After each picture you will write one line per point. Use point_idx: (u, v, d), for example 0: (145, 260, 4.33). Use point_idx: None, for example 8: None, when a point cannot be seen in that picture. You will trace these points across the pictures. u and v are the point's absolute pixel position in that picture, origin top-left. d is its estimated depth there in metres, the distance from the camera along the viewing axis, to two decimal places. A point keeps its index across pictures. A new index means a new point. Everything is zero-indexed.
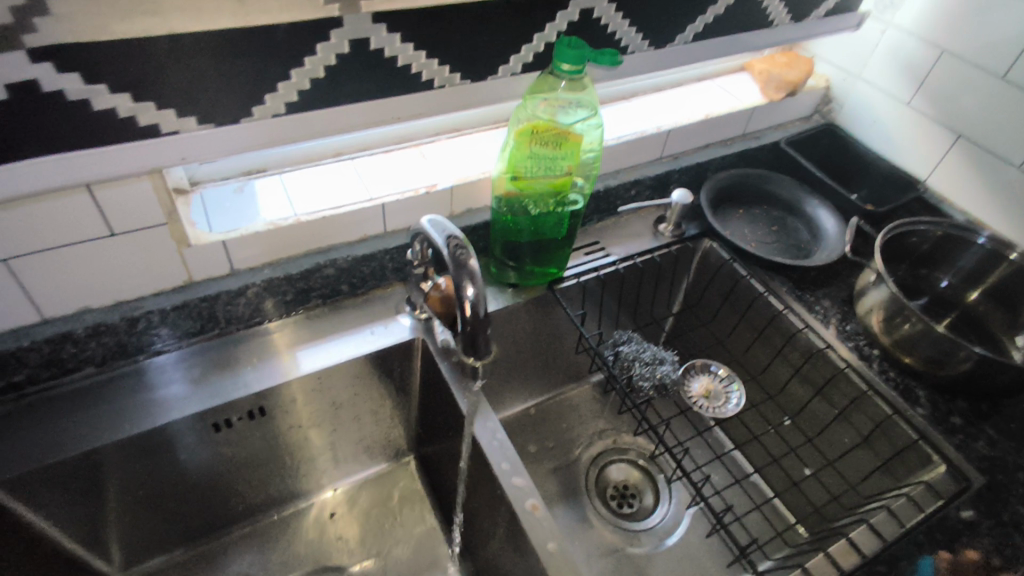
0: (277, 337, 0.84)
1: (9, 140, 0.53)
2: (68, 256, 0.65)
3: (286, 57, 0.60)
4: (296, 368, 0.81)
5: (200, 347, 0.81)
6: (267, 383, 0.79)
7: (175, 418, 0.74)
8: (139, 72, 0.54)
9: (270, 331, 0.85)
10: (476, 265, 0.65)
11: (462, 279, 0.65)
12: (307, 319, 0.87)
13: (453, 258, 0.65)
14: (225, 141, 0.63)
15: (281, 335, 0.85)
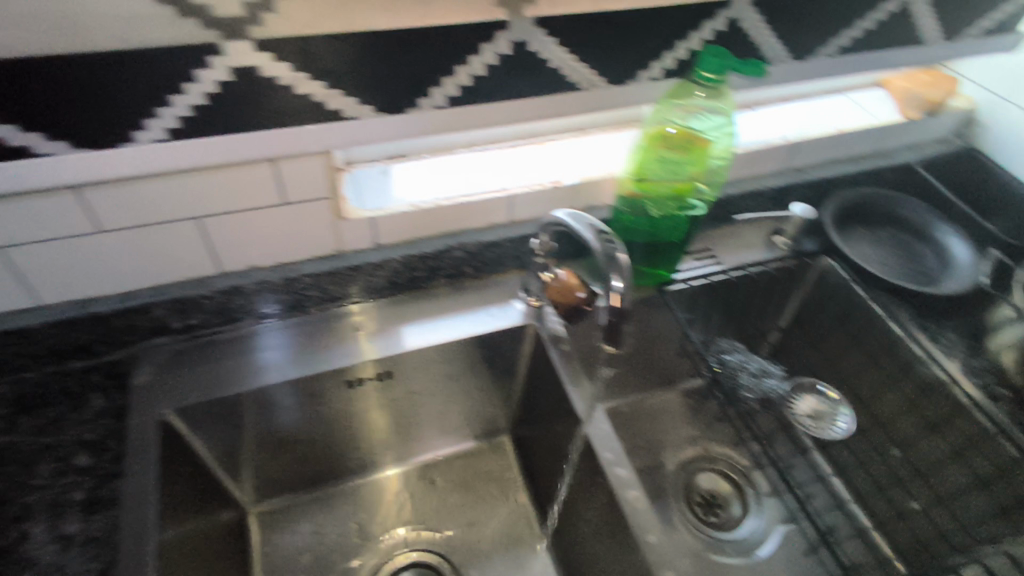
0: (357, 318, 0.90)
1: (226, 118, 0.62)
2: (248, 219, 0.75)
3: (454, 55, 0.64)
4: (376, 351, 0.86)
5: (297, 322, 0.88)
6: (344, 360, 0.85)
7: (266, 383, 0.81)
8: (335, 64, 0.61)
9: (348, 312, 0.90)
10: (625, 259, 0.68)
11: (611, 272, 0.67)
12: (393, 304, 0.92)
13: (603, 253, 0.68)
14: (393, 130, 0.70)
15: (360, 317, 0.90)
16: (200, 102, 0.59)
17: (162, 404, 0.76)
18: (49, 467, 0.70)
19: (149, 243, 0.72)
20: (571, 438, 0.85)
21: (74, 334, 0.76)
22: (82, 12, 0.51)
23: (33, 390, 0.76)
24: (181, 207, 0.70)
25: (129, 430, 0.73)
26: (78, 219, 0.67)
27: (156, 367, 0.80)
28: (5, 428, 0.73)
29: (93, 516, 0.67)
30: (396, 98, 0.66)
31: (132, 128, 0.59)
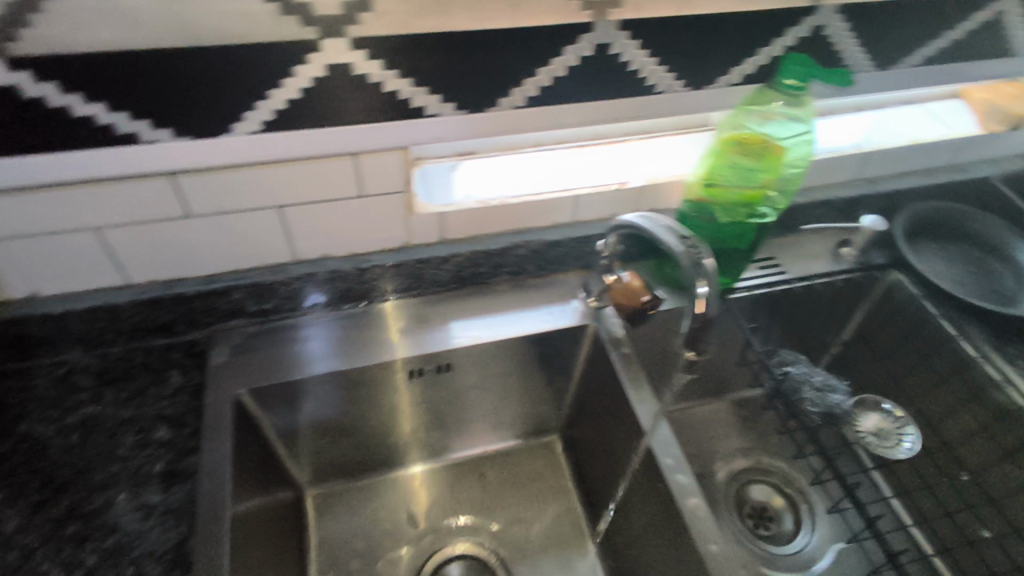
0: (388, 317, 0.91)
1: (316, 112, 0.64)
2: (325, 210, 0.78)
3: (538, 57, 0.65)
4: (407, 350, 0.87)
5: (334, 318, 0.90)
6: (378, 356, 0.86)
7: (306, 374, 0.82)
8: (423, 62, 0.63)
9: (383, 310, 0.91)
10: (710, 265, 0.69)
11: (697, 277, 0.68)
12: (426, 304, 0.93)
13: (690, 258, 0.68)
14: (472, 127, 0.71)
15: (391, 315, 0.91)
16: (294, 96, 0.62)
17: (238, 383, 0.80)
18: (132, 439, 0.74)
19: (232, 230, 0.76)
20: (627, 441, 0.85)
21: (158, 313, 0.79)
22: (196, 9, 0.53)
23: (117, 365, 0.81)
24: (266, 196, 0.73)
25: (205, 408, 0.76)
26: (171, 205, 0.70)
27: (230, 349, 0.83)
28: (91, 399, 0.77)
29: (172, 487, 0.70)
30: (477, 97, 0.67)
31: (230, 120, 0.62)
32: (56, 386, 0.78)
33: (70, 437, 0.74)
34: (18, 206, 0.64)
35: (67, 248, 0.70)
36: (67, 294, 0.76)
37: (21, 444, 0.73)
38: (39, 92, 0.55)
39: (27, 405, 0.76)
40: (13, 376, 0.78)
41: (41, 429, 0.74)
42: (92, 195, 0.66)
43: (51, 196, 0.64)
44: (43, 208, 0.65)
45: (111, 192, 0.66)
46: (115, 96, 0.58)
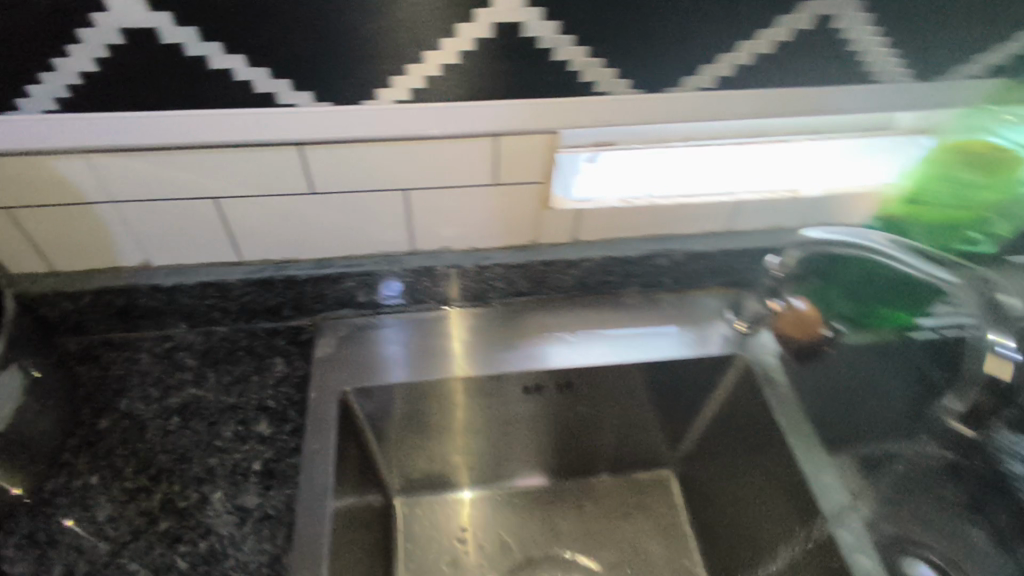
0: (454, 328, 0.80)
1: (472, 82, 0.55)
2: (455, 196, 0.68)
3: (745, 27, 0.53)
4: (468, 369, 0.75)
5: (405, 322, 0.80)
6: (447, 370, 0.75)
7: (384, 382, 0.73)
8: (606, 27, 0.52)
9: (449, 317, 0.81)
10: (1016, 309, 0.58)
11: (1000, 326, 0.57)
12: (505, 316, 0.81)
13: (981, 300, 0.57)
14: (643, 111, 0.59)
15: (457, 327, 0.80)
16: (451, 61, 0.53)
17: (346, 380, 0.73)
18: (232, 430, 0.68)
19: (353, 211, 0.68)
20: (788, 499, 0.72)
21: (267, 295, 0.73)
22: None
23: (221, 345, 0.75)
24: (395, 175, 0.64)
25: (309, 405, 0.69)
26: (296, 179, 0.63)
27: (337, 340, 0.76)
28: (192, 381, 0.72)
29: (270, 491, 0.63)
30: (660, 75, 0.56)
31: (376, 85, 0.54)
32: (159, 362, 0.73)
33: (169, 420, 0.69)
34: (141, 168, 0.59)
35: (184, 217, 0.65)
36: (178, 267, 0.71)
37: (121, 421, 0.68)
38: (179, 38, 0.49)
39: (130, 380, 0.72)
40: (118, 347, 0.74)
41: (141, 408, 0.70)
42: (217, 161, 0.59)
43: (176, 159, 0.59)
44: (166, 172, 0.60)
45: (237, 160, 0.60)
46: (257, 49, 0.50)
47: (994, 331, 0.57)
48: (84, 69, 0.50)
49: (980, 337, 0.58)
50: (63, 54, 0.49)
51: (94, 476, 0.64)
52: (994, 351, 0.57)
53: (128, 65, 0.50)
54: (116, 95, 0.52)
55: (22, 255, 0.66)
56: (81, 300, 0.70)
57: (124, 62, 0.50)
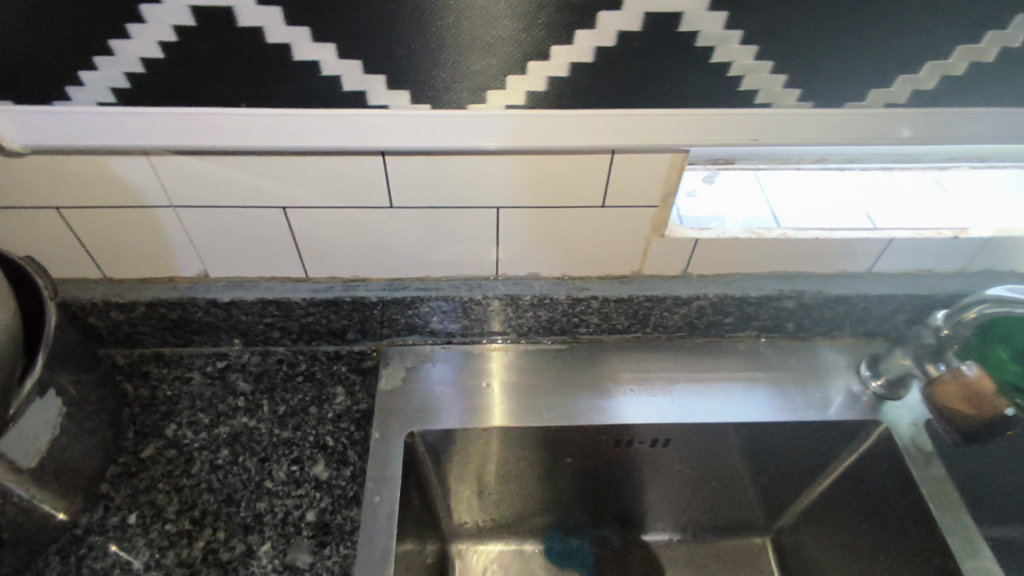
0: (495, 363, 0.69)
1: (603, 86, 0.45)
2: (556, 218, 0.58)
3: (966, 28, 0.41)
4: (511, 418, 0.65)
5: (462, 352, 0.70)
6: (506, 417, 0.65)
7: (430, 427, 0.63)
8: (786, 22, 0.41)
9: (512, 353, 0.71)
10: None
11: None
12: (572, 355, 0.71)
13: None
14: (807, 129, 0.48)
15: (496, 361, 0.70)
16: (583, 59, 0.43)
17: (413, 419, 0.64)
18: (285, 470, 0.60)
19: (437, 228, 0.59)
20: None
21: (333, 317, 0.65)
22: None
23: (278, 369, 0.67)
24: (491, 192, 0.55)
25: (372, 447, 0.61)
26: (378, 192, 0.54)
27: (404, 371, 0.68)
28: (245, 408, 0.64)
29: (324, 549, 0.54)
30: (839, 86, 0.45)
31: (485, 86, 0.45)
32: (211, 383, 0.66)
33: (218, 453, 0.61)
34: (204, 171, 0.51)
35: (248, 227, 0.57)
36: (238, 280, 0.63)
37: (166, 450, 0.61)
38: (260, 21, 0.40)
39: (178, 402, 0.65)
40: (168, 363, 0.68)
41: (188, 436, 0.62)
42: (291, 168, 0.51)
43: (242, 164, 0.50)
44: (232, 177, 0.51)
45: (312, 168, 0.51)
46: (350, 38, 0.41)
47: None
48: (147, 55, 0.42)
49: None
50: (125, 35, 0.41)
51: (133, 514, 0.57)
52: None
53: (199, 52, 0.42)
54: (183, 87, 0.44)
55: (72, 259, 0.60)
56: (132, 312, 0.63)
57: (194, 48, 0.42)
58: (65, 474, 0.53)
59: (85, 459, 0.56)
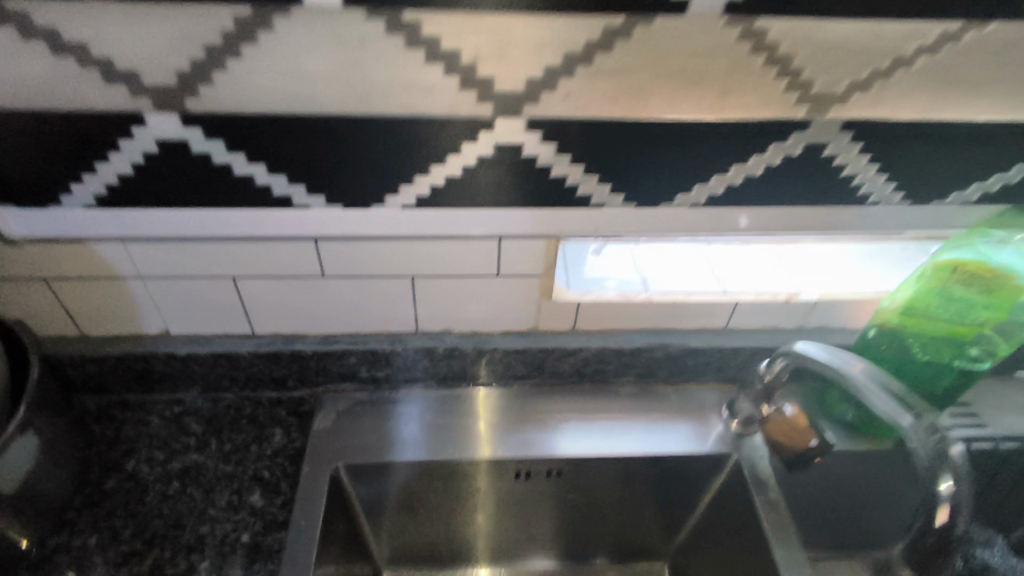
0: (446, 406, 0.81)
1: (474, 193, 0.58)
2: (459, 284, 0.72)
3: (735, 154, 0.56)
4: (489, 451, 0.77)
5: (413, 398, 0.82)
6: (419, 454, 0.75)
7: (342, 464, 0.73)
8: (600, 149, 0.55)
9: (430, 399, 0.82)
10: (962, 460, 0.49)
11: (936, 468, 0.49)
12: (486, 398, 0.83)
13: (932, 450, 0.50)
14: (639, 222, 0.62)
15: (481, 403, 0.82)
16: (453, 175, 0.56)
17: (339, 456, 0.74)
18: (226, 499, 0.70)
19: (362, 294, 0.71)
20: None
21: (275, 368, 0.77)
22: (377, 75, 0.49)
23: (226, 413, 0.78)
24: (402, 264, 0.68)
25: (302, 478, 0.71)
26: (309, 264, 0.67)
27: (336, 414, 0.79)
28: (197, 446, 0.75)
29: (254, 565, 0.64)
30: (653, 192, 0.59)
31: (386, 192, 0.57)
32: (168, 425, 0.76)
33: (168, 485, 0.71)
34: (166, 252, 0.63)
35: (202, 292, 0.69)
36: (194, 337, 0.75)
37: (126, 483, 0.71)
38: (206, 148, 0.52)
39: (137, 442, 0.75)
40: (132, 408, 0.78)
41: (146, 470, 0.72)
42: (236, 248, 0.64)
43: (196, 247, 0.63)
44: (189, 255, 0.64)
45: (253, 248, 0.64)
46: (275, 159, 0.54)
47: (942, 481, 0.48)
48: (119, 172, 0.54)
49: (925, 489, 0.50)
50: (102, 158, 0.53)
51: (93, 536, 0.66)
52: (937, 500, 0.49)
53: (160, 170, 0.54)
54: (148, 193, 0.56)
55: (54, 320, 0.71)
56: (103, 364, 0.74)
57: (156, 167, 0.54)
58: (36, 501, 0.63)
59: (54, 489, 0.66)
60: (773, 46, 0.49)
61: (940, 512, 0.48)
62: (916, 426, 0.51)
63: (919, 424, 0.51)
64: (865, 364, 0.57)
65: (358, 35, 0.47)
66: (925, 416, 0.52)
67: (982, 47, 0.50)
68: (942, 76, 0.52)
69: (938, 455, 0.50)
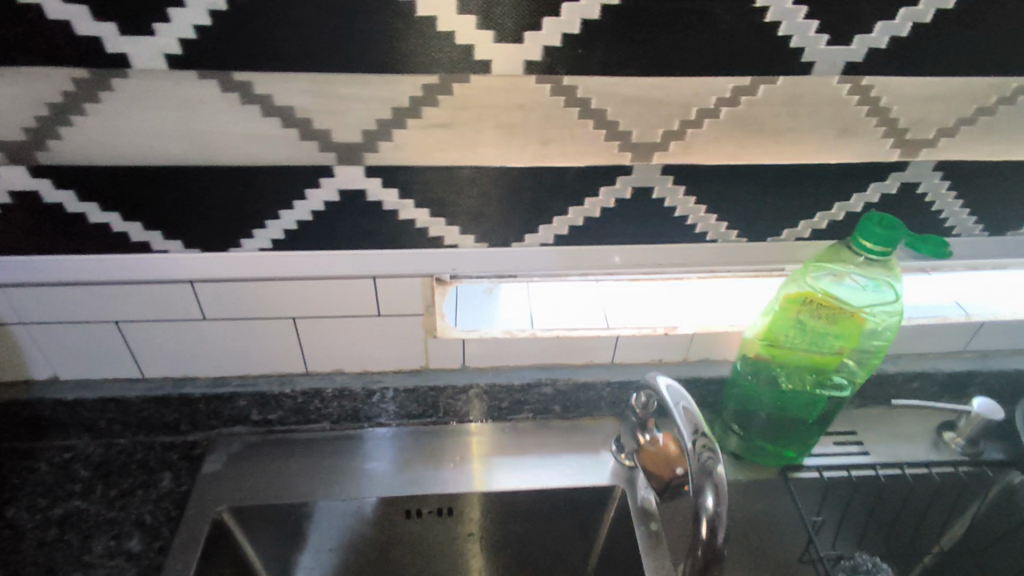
0: (341, 448, 0.82)
1: (330, 236, 0.62)
2: (341, 324, 0.74)
3: (568, 196, 0.60)
4: (485, 483, 0.78)
5: (387, 432, 0.84)
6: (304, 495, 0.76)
7: (224, 507, 0.74)
8: (441, 194, 0.59)
9: (324, 441, 0.83)
10: (724, 473, 0.54)
11: (702, 484, 0.53)
12: (382, 438, 0.83)
13: (698, 466, 0.54)
14: (494, 261, 0.65)
15: (475, 442, 0.83)
16: (306, 219, 0.60)
17: (225, 498, 0.75)
18: (103, 545, 0.70)
19: (246, 336, 0.73)
20: None
21: (164, 411, 0.78)
22: (217, 129, 0.53)
23: (117, 458, 0.78)
24: (279, 306, 0.70)
25: (184, 521, 0.72)
26: (188, 307, 0.69)
27: (226, 457, 0.79)
28: (82, 492, 0.75)
29: None
30: (499, 231, 0.62)
31: (242, 236, 0.60)
32: (55, 472, 0.76)
33: (47, 532, 0.71)
34: (43, 297, 0.66)
35: (85, 337, 0.71)
36: (84, 382, 0.76)
37: (3, 531, 0.71)
38: (60, 198, 0.55)
39: (22, 489, 0.75)
40: (21, 455, 0.78)
41: (26, 518, 0.72)
42: (111, 294, 0.66)
43: (72, 292, 0.65)
44: (66, 300, 0.66)
45: (129, 293, 0.66)
46: (131, 207, 0.57)
47: (704, 495, 0.53)
48: None
49: (693, 503, 0.54)
50: None
51: None
52: (701, 513, 0.52)
53: (21, 219, 0.57)
54: (14, 241, 0.59)
55: None
56: None
57: (16, 217, 0.57)
58: None
59: None
60: (584, 99, 0.53)
61: (703, 525, 0.52)
62: (692, 443, 0.55)
63: (697, 444, 0.55)
64: (690, 400, 0.60)
65: (193, 94, 0.51)
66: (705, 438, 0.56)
67: (778, 97, 0.55)
68: (746, 123, 0.56)
69: (702, 472, 0.54)
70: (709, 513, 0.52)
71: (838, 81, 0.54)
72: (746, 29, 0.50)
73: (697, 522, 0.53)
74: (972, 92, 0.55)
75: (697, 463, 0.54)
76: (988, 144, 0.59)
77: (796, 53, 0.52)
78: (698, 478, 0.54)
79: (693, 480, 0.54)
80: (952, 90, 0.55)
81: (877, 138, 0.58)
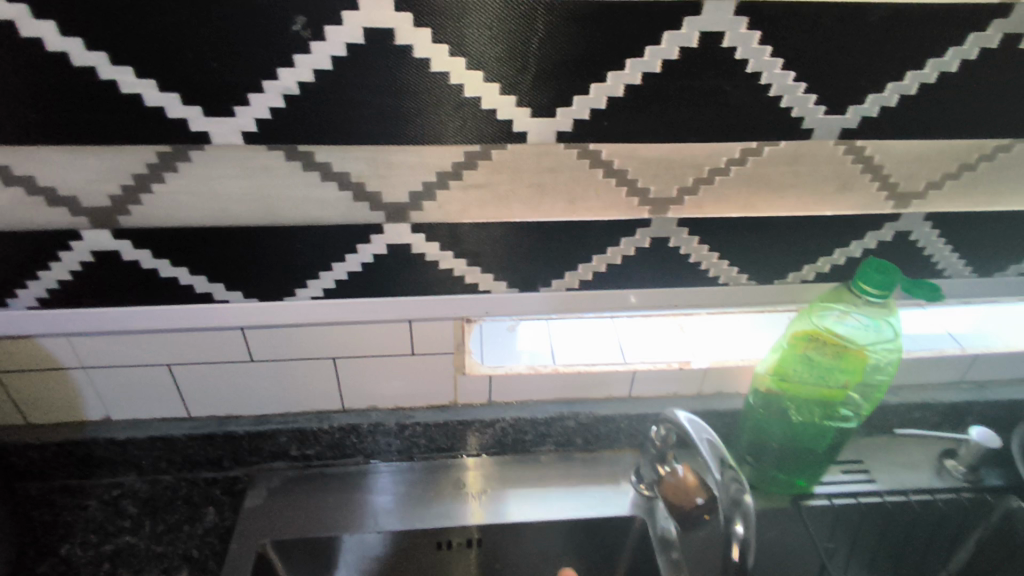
0: (373, 481, 0.86)
1: (375, 285, 0.67)
2: (377, 364, 0.78)
3: (592, 246, 0.66)
4: (511, 516, 0.82)
5: (393, 468, 0.88)
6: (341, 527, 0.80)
7: (267, 541, 0.77)
8: (478, 246, 0.65)
9: (357, 474, 0.87)
10: (752, 503, 0.58)
11: (732, 514, 0.58)
12: (412, 470, 0.88)
13: (728, 498, 0.59)
14: (524, 304, 0.70)
15: (473, 473, 0.88)
16: (354, 270, 0.65)
17: (267, 532, 0.78)
18: None
19: (289, 376, 0.78)
20: None
21: (209, 449, 0.82)
22: (279, 193, 0.59)
23: (162, 494, 0.83)
24: (322, 349, 0.75)
25: (230, 555, 0.76)
26: (237, 350, 0.74)
27: (267, 492, 0.83)
28: (131, 528, 0.79)
29: None
30: (529, 278, 0.68)
31: (295, 286, 0.66)
32: (104, 508, 0.81)
33: (100, 567, 0.76)
34: (107, 343, 0.71)
35: (140, 380, 0.76)
36: (134, 422, 0.81)
37: (59, 567, 0.75)
38: (136, 256, 0.61)
39: (75, 525, 0.79)
40: (71, 492, 0.82)
41: (80, 554, 0.77)
42: (170, 340, 0.72)
43: (134, 338, 0.71)
44: (127, 346, 0.72)
45: (186, 339, 0.72)
46: (197, 263, 0.63)
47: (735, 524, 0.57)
48: (61, 278, 0.62)
49: (723, 532, 0.58)
50: (47, 266, 0.61)
51: None
52: (732, 539, 0.57)
53: (97, 275, 0.63)
54: (88, 294, 0.64)
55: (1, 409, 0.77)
56: (45, 451, 0.79)
57: (93, 273, 0.62)
58: None
59: None
60: (608, 161, 0.60)
61: (734, 548, 0.56)
62: (721, 475, 0.60)
63: (725, 477, 0.60)
64: (711, 432, 0.65)
65: (261, 163, 0.57)
66: (730, 471, 0.61)
67: (782, 158, 0.61)
68: (753, 181, 0.62)
69: (733, 504, 0.58)
70: (739, 539, 0.57)
71: (835, 144, 0.60)
72: (753, 102, 0.57)
73: (727, 547, 0.57)
74: (954, 152, 0.62)
75: (727, 497, 0.59)
76: (972, 196, 0.66)
77: (798, 122, 0.58)
78: (729, 510, 0.58)
79: (724, 511, 0.58)
80: (936, 150, 0.62)
81: (872, 192, 0.64)
